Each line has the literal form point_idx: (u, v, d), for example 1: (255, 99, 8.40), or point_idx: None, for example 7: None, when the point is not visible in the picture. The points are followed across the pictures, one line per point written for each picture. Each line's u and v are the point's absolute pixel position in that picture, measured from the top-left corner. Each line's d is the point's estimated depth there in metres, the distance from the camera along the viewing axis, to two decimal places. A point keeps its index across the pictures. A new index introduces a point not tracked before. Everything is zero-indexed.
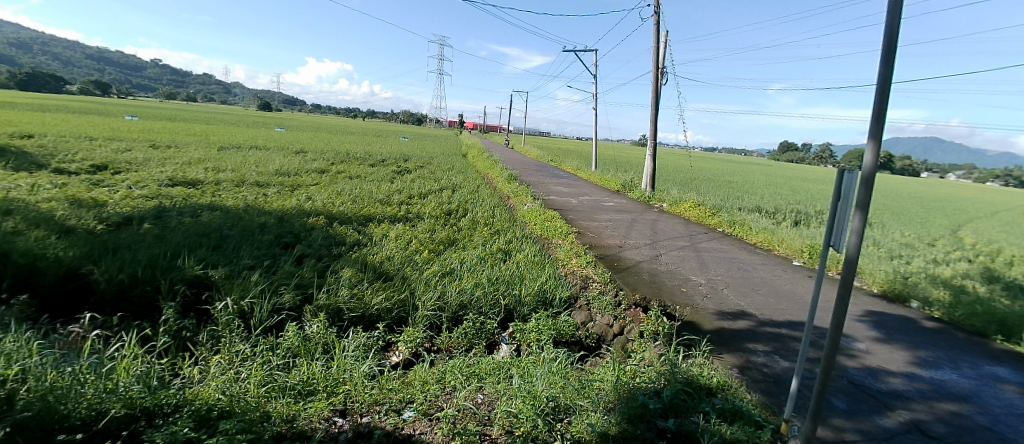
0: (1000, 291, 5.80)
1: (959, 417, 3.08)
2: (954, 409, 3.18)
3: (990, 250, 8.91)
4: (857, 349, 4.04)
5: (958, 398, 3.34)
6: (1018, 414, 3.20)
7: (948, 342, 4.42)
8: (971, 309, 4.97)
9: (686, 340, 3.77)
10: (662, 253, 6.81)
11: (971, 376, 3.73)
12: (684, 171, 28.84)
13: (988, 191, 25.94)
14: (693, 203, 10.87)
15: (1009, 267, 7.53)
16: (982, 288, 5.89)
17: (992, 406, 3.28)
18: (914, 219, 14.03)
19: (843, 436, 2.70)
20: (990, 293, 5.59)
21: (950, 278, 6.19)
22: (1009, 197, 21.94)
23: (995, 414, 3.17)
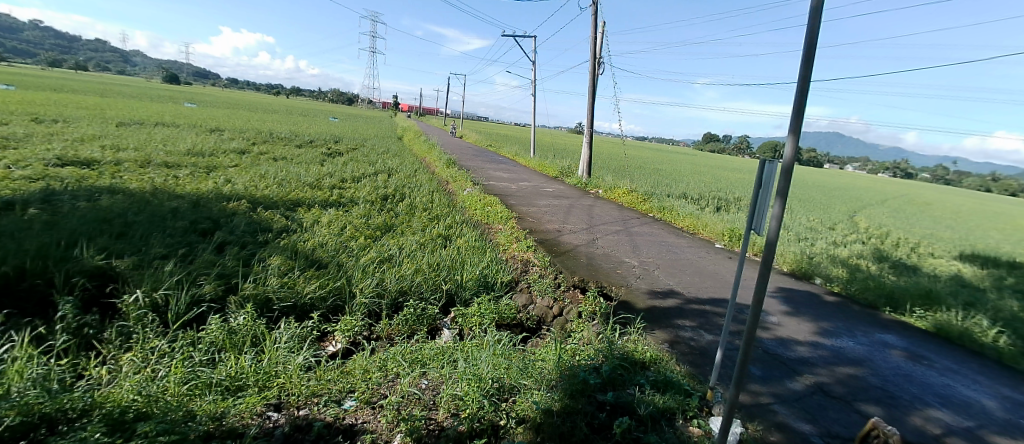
0: (887, 269, 6.70)
1: (854, 378, 3.55)
2: (850, 372, 3.66)
3: (875, 233, 10.27)
4: (769, 322, 4.51)
5: (852, 362, 3.85)
6: (900, 373, 3.76)
7: (845, 314, 5.07)
8: (865, 284, 5.72)
9: (621, 319, 3.99)
10: (597, 237, 7.09)
11: (864, 343, 4.31)
12: (618, 159, 29.99)
13: (875, 182, 29.63)
14: (626, 189, 11.40)
15: (890, 247, 8.76)
16: (873, 266, 6.77)
17: (877, 366, 3.83)
18: (818, 206, 15.73)
19: (760, 399, 3.02)
20: (879, 271, 6.44)
21: (846, 258, 7.07)
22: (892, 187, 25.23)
23: (883, 375, 3.69)
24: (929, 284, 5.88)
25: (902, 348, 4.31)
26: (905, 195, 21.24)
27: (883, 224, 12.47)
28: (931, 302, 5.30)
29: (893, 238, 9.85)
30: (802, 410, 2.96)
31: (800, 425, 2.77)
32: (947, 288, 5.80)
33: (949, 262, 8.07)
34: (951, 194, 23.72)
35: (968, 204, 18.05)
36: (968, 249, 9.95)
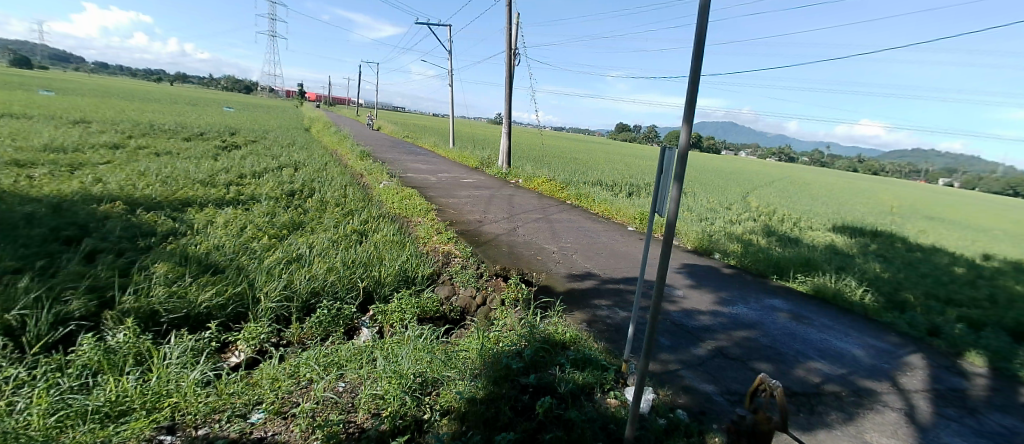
0: (773, 242, 7.59)
1: (748, 340, 3.99)
2: (745, 334, 4.10)
3: (761, 211, 11.60)
4: (676, 296, 4.90)
5: (746, 326, 4.32)
6: (785, 332, 4.29)
7: (739, 283, 5.67)
8: (755, 256, 6.44)
9: (542, 303, 4.09)
10: (518, 226, 7.20)
11: (755, 308, 4.85)
12: (538, 149, 30.66)
13: (761, 166, 33.41)
14: (545, 178, 11.70)
15: (773, 222, 9.96)
16: (762, 240, 7.63)
17: (765, 328, 4.34)
18: (715, 189, 17.38)
19: (669, 366, 3.28)
20: (767, 244, 7.28)
21: (738, 234, 7.91)
22: (775, 171, 28.63)
23: (771, 335, 4.19)
24: (806, 253, 6.76)
25: (785, 309, 4.93)
26: (786, 177, 24.19)
27: (767, 202, 14.13)
28: (807, 268, 6.11)
29: (776, 215, 11.19)
30: (705, 372, 3.27)
31: (703, 386, 3.05)
32: (818, 256, 6.73)
33: (819, 233, 9.36)
34: (821, 176, 27.45)
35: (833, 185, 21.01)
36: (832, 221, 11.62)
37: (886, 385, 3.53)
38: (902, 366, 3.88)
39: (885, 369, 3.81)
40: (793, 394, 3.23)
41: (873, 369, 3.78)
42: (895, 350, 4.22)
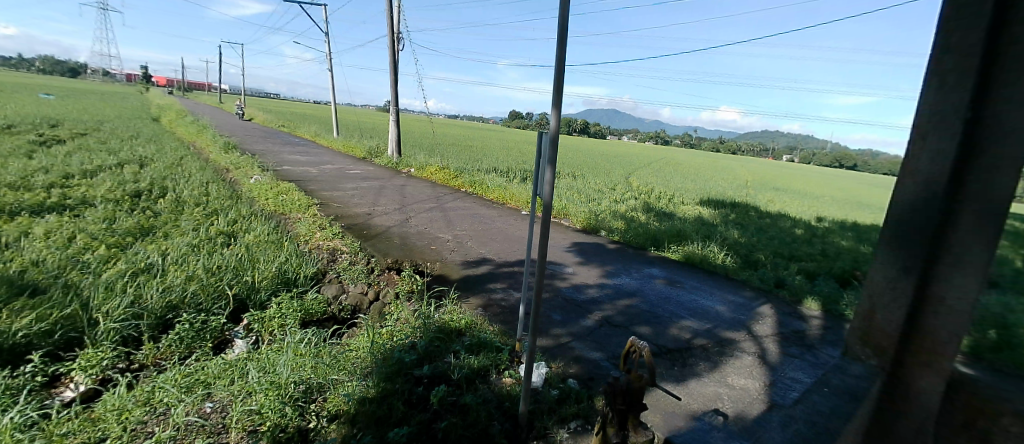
0: (649, 217, 8.41)
1: (630, 307, 4.38)
2: (627, 302, 4.49)
3: (638, 190, 12.76)
4: (567, 273, 5.19)
5: (628, 294, 4.73)
6: (660, 297, 4.80)
7: (622, 256, 6.18)
8: (635, 231, 7.08)
9: (437, 292, 4.06)
10: (411, 216, 7.02)
11: (636, 278, 5.34)
12: (432, 138, 30.13)
13: (640, 150, 36.71)
14: (438, 167, 11.55)
15: (648, 199, 11.01)
16: (641, 216, 8.41)
17: (644, 294, 4.79)
18: (600, 171, 18.72)
19: (561, 339, 3.47)
20: (644, 219, 8.05)
21: (620, 212, 8.60)
22: (651, 154, 31.69)
23: (650, 301, 4.64)
24: (677, 226, 7.59)
25: (660, 276, 5.50)
26: (660, 159, 26.93)
27: (643, 182, 15.56)
28: (678, 239, 6.88)
29: (651, 192, 12.39)
30: (593, 341, 3.51)
31: (591, 354, 3.28)
32: (685, 227, 7.61)
33: (686, 207, 10.58)
34: (688, 157, 31.03)
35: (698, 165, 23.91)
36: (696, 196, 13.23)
37: (741, 333, 4.14)
38: (752, 316, 4.57)
39: (739, 320, 4.46)
40: (668, 351, 3.62)
41: (730, 321, 4.40)
42: (746, 303, 4.96)
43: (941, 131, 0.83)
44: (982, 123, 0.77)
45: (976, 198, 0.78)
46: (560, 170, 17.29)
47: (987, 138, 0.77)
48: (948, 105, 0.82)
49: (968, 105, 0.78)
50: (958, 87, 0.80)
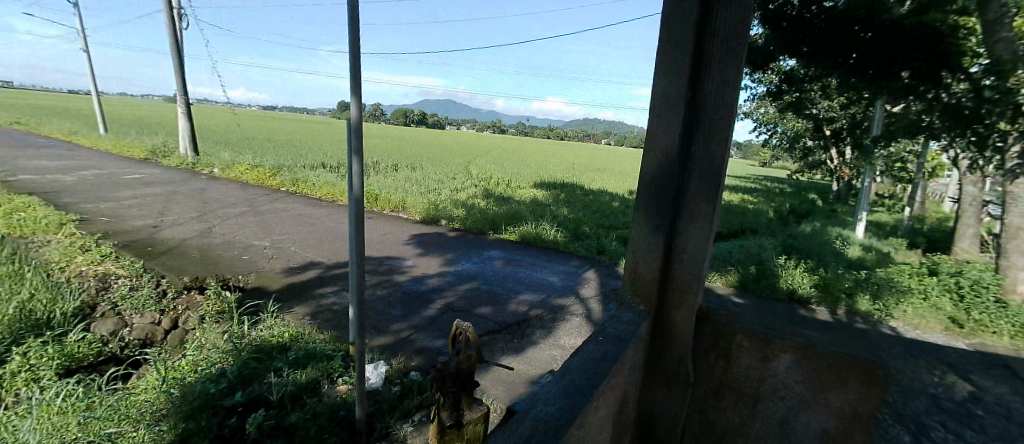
0: (490, 202, 8.81)
1: (472, 290, 4.55)
2: (469, 286, 4.66)
3: (478, 178, 13.23)
4: (406, 266, 5.13)
5: (468, 278, 4.90)
6: (499, 276, 5.09)
7: (463, 243, 6.36)
8: (473, 217, 7.34)
9: (252, 309, 3.61)
10: (214, 224, 6.03)
11: (477, 261, 5.57)
12: (247, 133, 26.37)
13: (478, 140, 38.08)
14: (249, 166, 10.18)
15: (487, 186, 11.51)
16: (483, 202, 8.77)
17: (484, 277, 5.02)
18: (439, 162, 18.91)
19: (400, 334, 3.44)
20: (484, 205, 8.42)
21: (459, 201, 8.81)
22: (489, 143, 33.23)
23: (490, 281, 4.88)
24: (515, 209, 8.11)
25: (498, 257, 5.83)
26: (497, 148, 28.44)
27: (482, 170, 16.18)
28: (515, 220, 7.36)
29: (489, 179, 12.97)
30: (436, 329, 3.55)
31: (434, 343, 3.32)
32: (519, 209, 8.18)
33: (522, 191, 11.37)
34: (522, 145, 33.39)
35: (529, 152, 25.96)
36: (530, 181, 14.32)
37: (571, 299, 4.64)
38: (580, 282, 5.18)
39: (568, 286, 5.01)
40: (508, 325, 3.88)
41: (560, 289, 4.92)
42: (573, 271, 5.61)
43: (669, 116, 1.69)
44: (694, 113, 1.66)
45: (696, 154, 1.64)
46: (397, 162, 16.93)
47: (698, 126, 1.65)
48: (672, 95, 1.67)
49: (683, 96, 1.64)
50: (677, 88, 1.65)
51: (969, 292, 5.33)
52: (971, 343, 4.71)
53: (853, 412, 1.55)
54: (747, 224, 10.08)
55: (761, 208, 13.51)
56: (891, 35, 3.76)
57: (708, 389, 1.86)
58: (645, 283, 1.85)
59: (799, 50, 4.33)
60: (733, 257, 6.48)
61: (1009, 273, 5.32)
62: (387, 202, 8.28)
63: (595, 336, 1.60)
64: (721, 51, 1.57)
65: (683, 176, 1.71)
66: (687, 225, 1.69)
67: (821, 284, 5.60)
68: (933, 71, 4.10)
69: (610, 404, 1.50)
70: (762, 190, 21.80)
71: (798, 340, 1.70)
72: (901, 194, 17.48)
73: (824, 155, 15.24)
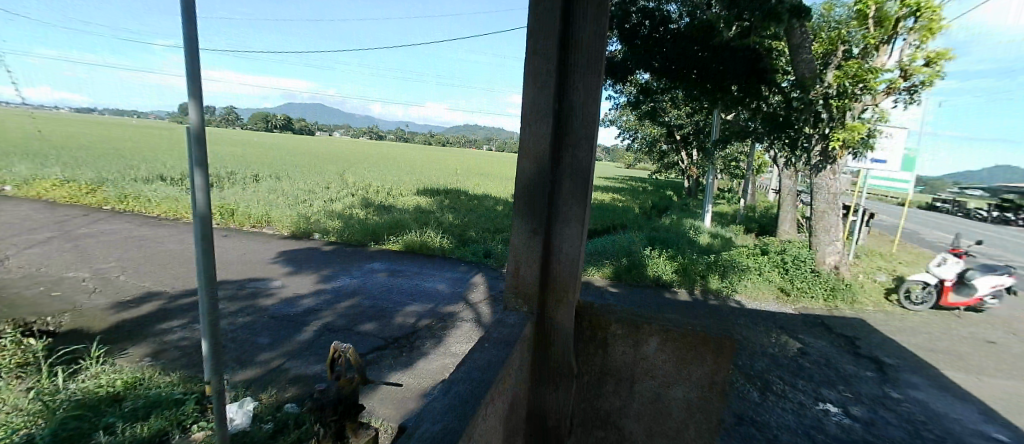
0: (371, 211, 8.69)
1: (351, 307, 4.34)
2: (348, 303, 4.45)
3: (358, 189, 12.56)
4: (274, 287, 4.74)
5: (348, 294, 4.69)
6: (382, 288, 4.95)
7: (342, 259, 5.99)
8: (351, 228, 7.08)
9: (69, 355, 2.92)
10: (4, 255, 4.77)
11: (357, 275, 5.37)
12: (54, 140, 21.55)
13: (356, 148, 36.41)
14: (56, 180, 8.32)
15: (368, 196, 11.00)
16: (363, 211, 8.64)
17: (366, 291, 4.80)
18: (311, 170, 17.81)
19: (271, 363, 3.13)
20: (365, 214, 8.33)
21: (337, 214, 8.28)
22: (367, 152, 32.15)
23: (373, 295, 4.71)
24: (397, 217, 8.05)
25: (381, 269, 5.66)
26: (376, 156, 27.59)
27: (363, 180, 15.41)
28: (396, 228, 7.27)
29: (371, 190, 12.44)
30: (313, 355, 3.30)
31: (311, 369, 3.08)
32: (403, 218, 7.97)
33: (406, 200, 11.12)
34: (404, 154, 32.93)
35: (411, 161, 25.89)
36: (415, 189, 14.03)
37: (460, 304, 4.66)
38: (467, 287, 5.24)
39: (456, 293, 5.01)
40: (395, 339, 3.73)
41: (449, 296, 4.89)
42: (461, 276, 5.63)
43: (539, 122, 1.73)
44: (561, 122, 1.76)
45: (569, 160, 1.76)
46: (261, 171, 15.43)
47: (567, 135, 1.77)
48: (541, 102, 1.72)
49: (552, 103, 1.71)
50: (545, 95, 1.71)
51: (791, 267, 6.50)
52: (796, 308, 5.80)
53: (709, 379, 1.86)
54: (618, 220, 11.14)
55: (629, 205, 15.07)
56: (721, 52, 4.48)
57: (591, 378, 1.99)
58: (525, 287, 1.85)
59: (652, 66, 4.90)
60: (609, 251, 7.05)
61: (818, 249, 6.66)
62: (245, 217, 7.54)
63: (480, 343, 1.60)
64: (584, 67, 1.72)
65: (556, 181, 1.79)
66: (562, 229, 1.80)
67: (681, 268, 6.41)
68: (755, 84, 4.90)
69: (501, 410, 1.52)
70: (629, 189, 24.32)
71: (661, 324, 1.90)
72: (734, 188, 20.91)
73: (675, 157, 17.57)
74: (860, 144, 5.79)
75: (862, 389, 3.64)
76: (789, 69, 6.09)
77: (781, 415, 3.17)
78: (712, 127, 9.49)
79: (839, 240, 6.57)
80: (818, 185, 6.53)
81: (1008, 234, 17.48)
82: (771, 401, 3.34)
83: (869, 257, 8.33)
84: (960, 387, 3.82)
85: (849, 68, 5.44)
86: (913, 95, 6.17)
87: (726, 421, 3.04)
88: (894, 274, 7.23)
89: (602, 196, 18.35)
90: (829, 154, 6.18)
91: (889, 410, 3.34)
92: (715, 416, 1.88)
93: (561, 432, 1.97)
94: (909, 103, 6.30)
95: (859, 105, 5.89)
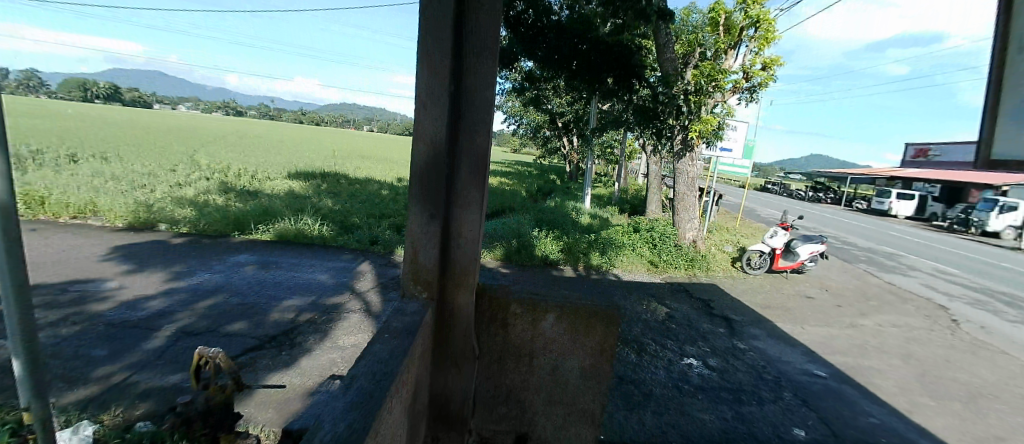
0: (232, 199, 8.01)
1: (215, 307, 3.86)
2: (210, 302, 3.95)
3: (215, 176, 11.03)
4: (109, 289, 4.02)
5: (209, 293, 4.16)
6: (252, 284, 4.49)
7: (199, 255, 5.24)
8: (208, 218, 6.42)
9: None
10: None
11: (219, 270, 4.81)
12: None
13: (216, 128, 32.07)
14: None
15: (228, 184, 9.74)
16: (221, 199, 7.90)
17: (231, 289, 4.30)
18: (154, 151, 15.38)
19: (111, 378, 2.64)
20: (225, 202, 7.65)
21: (189, 204, 7.20)
22: (229, 134, 28.60)
23: (240, 292, 4.24)
24: (266, 204, 7.51)
25: (249, 262, 5.17)
26: (241, 142, 24.73)
27: (221, 165, 13.57)
28: (264, 217, 6.77)
29: (231, 178, 11.02)
30: (169, 365, 2.85)
31: (169, 379, 2.67)
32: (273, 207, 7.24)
33: (276, 188, 10.09)
34: (275, 138, 29.97)
35: (284, 148, 23.73)
36: (286, 176, 12.79)
37: (345, 294, 4.43)
38: (352, 276, 5.00)
39: (340, 283, 4.73)
40: (273, 338, 3.39)
41: (332, 287, 4.60)
42: (344, 267, 5.34)
43: (435, 104, 1.68)
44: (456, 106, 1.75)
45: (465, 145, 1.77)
46: (82, 152, 12.85)
47: (463, 120, 1.76)
48: (436, 84, 1.66)
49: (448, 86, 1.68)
50: (440, 77, 1.66)
51: (658, 241, 7.29)
52: (663, 278, 6.54)
53: (601, 347, 2.00)
54: (506, 203, 11.44)
55: (516, 189, 15.52)
56: (598, 47, 4.80)
57: (492, 358, 2.02)
58: (425, 274, 1.78)
59: (535, 54, 4.95)
60: (499, 233, 7.17)
61: (679, 226, 7.53)
62: (61, 206, 6.30)
63: (380, 335, 1.50)
64: (477, 52, 1.73)
65: (453, 166, 1.78)
66: (461, 214, 1.79)
67: (566, 248, 6.81)
68: (626, 78, 5.30)
69: (404, 400, 1.45)
70: (517, 175, 25.05)
71: (557, 300, 1.98)
72: (609, 173, 22.80)
73: (558, 143, 18.53)
74: (712, 135, 6.61)
75: (716, 344, 4.25)
76: (657, 68, 6.63)
77: (654, 372, 3.55)
78: (590, 116, 10.12)
79: (696, 218, 7.51)
80: (679, 170, 7.31)
81: (811, 209, 21.76)
82: (646, 360, 3.73)
83: (720, 232, 9.71)
84: (786, 335, 4.67)
85: (705, 69, 6.18)
86: (752, 94, 7.22)
87: (610, 383, 3.32)
88: (738, 245, 8.52)
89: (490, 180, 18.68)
90: (688, 143, 6.96)
91: (737, 359, 3.95)
92: (606, 380, 2.03)
93: (465, 412, 1.98)
94: (749, 101, 7.36)
95: (712, 101, 6.70)
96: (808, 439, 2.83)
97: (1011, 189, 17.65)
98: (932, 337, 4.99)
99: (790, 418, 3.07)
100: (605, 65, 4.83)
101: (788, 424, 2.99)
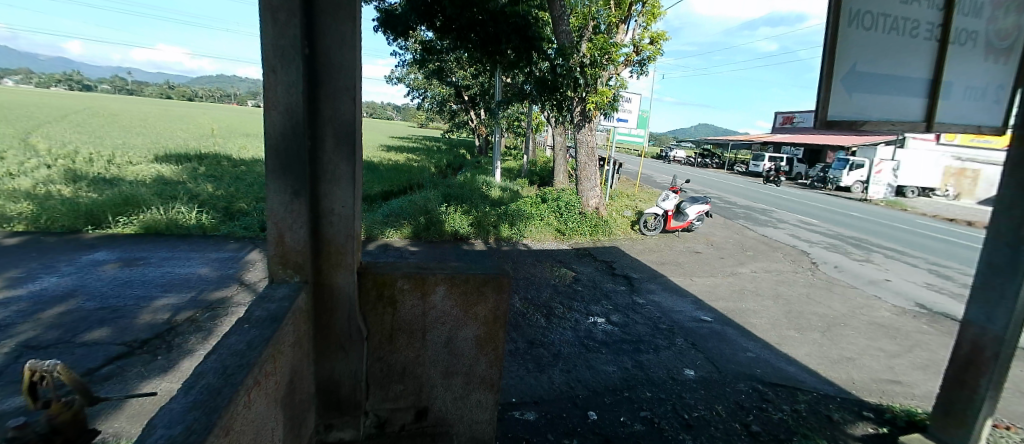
0: (83, 188, 6.87)
1: (68, 314, 3.31)
2: (62, 309, 3.38)
3: (58, 162, 9.27)
4: None
5: (60, 299, 3.55)
6: (114, 284, 3.91)
7: (41, 257, 4.42)
8: (51, 213, 5.44)
9: None
10: None
11: (71, 271, 4.12)
12: None
13: (60, 106, 26.97)
14: None
15: (76, 171, 8.25)
16: (68, 189, 6.74)
17: (86, 292, 3.71)
18: None
19: None
20: (73, 192, 6.53)
21: (22, 197, 5.99)
22: (81, 114, 24.32)
23: (100, 295, 3.68)
24: (130, 192, 6.56)
25: (110, 260, 4.49)
26: (97, 122, 21.21)
27: (66, 150, 11.46)
28: (129, 207, 5.92)
29: (81, 164, 9.33)
30: (1, 389, 2.40)
31: (5, 405, 2.27)
32: (138, 195, 6.31)
33: (140, 174, 8.77)
34: (142, 118, 26.06)
35: (156, 129, 20.86)
36: (154, 160, 11.15)
37: (235, 287, 4.05)
38: (240, 267, 4.57)
39: (226, 276, 4.30)
40: (145, 342, 2.99)
41: (216, 280, 4.17)
42: (230, 257, 4.85)
43: (286, 69, 1.61)
44: (313, 72, 1.68)
45: (327, 115, 1.71)
46: None
47: (324, 88, 1.70)
48: (286, 47, 1.59)
49: (300, 49, 1.61)
50: (291, 40, 1.59)
51: (565, 210, 7.63)
52: (570, 244, 6.84)
53: (493, 314, 2.05)
54: (414, 180, 11.10)
55: (424, 165, 15.11)
56: (496, 19, 4.70)
57: (382, 337, 1.98)
58: (294, 254, 1.72)
59: (433, 23, 4.89)
60: (406, 209, 6.95)
61: (582, 195, 7.89)
62: None
63: (236, 326, 1.37)
64: (333, 10, 1.66)
65: (316, 137, 1.71)
66: (331, 188, 1.74)
67: (475, 221, 6.84)
68: (526, 50, 5.05)
69: (275, 390, 1.37)
70: (425, 150, 24.46)
71: (445, 272, 1.97)
72: (518, 146, 23.13)
73: (465, 116, 18.31)
74: (607, 106, 7.00)
75: (618, 301, 4.59)
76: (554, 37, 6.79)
77: (562, 332, 3.75)
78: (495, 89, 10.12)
79: (597, 186, 7.91)
80: (579, 140, 7.63)
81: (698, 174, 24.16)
82: (555, 323, 3.92)
83: (621, 199, 10.35)
84: (678, 287, 5.18)
85: (597, 42, 6.28)
86: (642, 68, 7.68)
87: (521, 348, 3.43)
88: (636, 209, 9.16)
89: (398, 157, 17.98)
90: (586, 114, 7.30)
91: (637, 314, 4.30)
92: (501, 346, 2.09)
93: (357, 394, 1.96)
94: (641, 74, 7.83)
95: (606, 73, 7.08)
96: (697, 377, 3.19)
97: (850, 150, 21.16)
98: (793, 278, 5.86)
99: (682, 360, 3.44)
100: (502, 36, 4.81)
101: (680, 366, 3.35)
